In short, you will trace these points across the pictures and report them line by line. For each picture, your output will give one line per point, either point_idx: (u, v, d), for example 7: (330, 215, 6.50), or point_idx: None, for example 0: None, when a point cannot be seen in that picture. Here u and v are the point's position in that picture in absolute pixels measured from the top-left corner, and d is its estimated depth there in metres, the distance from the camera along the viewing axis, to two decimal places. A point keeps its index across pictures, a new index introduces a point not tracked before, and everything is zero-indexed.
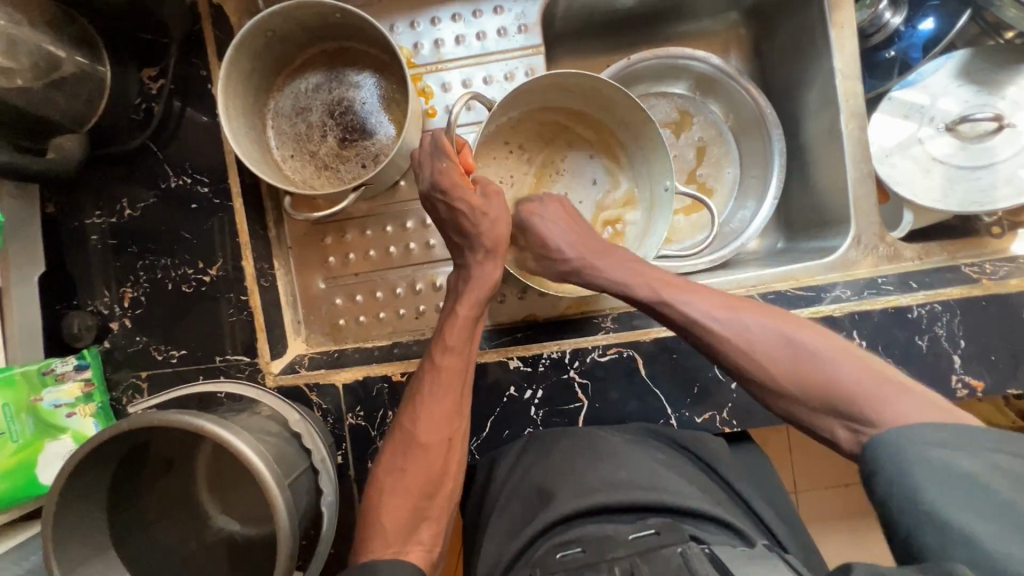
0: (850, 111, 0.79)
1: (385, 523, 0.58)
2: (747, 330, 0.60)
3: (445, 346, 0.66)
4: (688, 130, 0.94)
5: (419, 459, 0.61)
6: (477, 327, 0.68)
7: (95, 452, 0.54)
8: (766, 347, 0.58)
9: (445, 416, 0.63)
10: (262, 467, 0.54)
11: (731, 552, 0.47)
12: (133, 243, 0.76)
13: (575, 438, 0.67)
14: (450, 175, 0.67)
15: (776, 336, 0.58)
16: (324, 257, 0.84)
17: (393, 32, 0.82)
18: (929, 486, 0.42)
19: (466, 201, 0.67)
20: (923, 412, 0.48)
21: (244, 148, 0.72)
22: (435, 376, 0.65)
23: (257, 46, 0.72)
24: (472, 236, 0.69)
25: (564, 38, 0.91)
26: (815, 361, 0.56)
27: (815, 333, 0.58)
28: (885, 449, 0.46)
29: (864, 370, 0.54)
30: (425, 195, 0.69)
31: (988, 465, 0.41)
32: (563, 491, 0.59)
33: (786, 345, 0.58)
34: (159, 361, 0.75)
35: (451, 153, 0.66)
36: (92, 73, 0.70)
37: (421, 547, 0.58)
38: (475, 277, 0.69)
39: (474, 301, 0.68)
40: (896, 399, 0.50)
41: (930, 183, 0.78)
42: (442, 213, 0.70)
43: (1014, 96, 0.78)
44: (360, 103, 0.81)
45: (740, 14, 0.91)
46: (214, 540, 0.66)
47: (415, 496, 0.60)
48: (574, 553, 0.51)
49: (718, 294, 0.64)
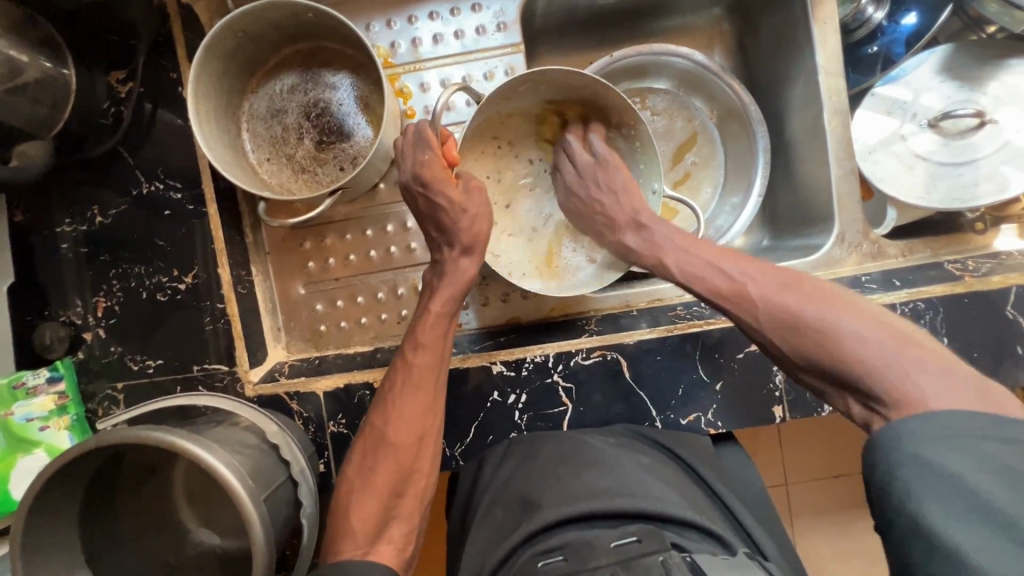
0: (833, 108, 0.78)
1: (355, 520, 0.57)
2: (775, 303, 0.56)
3: (417, 343, 0.65)
4: (686, 153, 0.93)
5: (390, 456, 0.60)
6: (450, 324, 0.67)
7: (60, 472, 0.53)
8: (771, 315, 0.56)
9: (417, 416, 0.62)
10: (233, 477, 0.53)
11: (713, 562, 0.47)
12: (104, 251, 0.74)
13: (562, 447, 0.65)
14: (431, 167, 0.65)
15: (783, 307, 0.56)
16: (303, 262, 0.82)
17: (370, 31, 0.80)
18: (924, 497, 0.40)
19: (446, 196, 0.66)
20: (943, 393, 0.45)
21: (215, 152, 0.70)
22: (407, 374, 0.64)
23: (227, 47, 0.70)
24: (454, 231, 0.68)
25: (547, 35, 0.90)
26: (835, 333, 0.52)
27: (831, 299, 0.54)
28: (880, 446, 0.45)
29: (885, 340, 0.50)
30: (405, 186, 0.67)
31: (973, 463, 0.40)
32: (546, 499, 0.58)
33: (793, 315, 0.55)
34: (134, 372, 0.74)
35: (434, 145, 0.65)
36: (56, 77, 0.67)
37: (391, 545, 0.56)
38: (451, 273, 0.68)
39: (449, 298, 0.67)
40: (912, 375, 0.47)
41: (913, 180, 0.78)
42: (422, 207, 0.68)
43: (997, 91, 0.78)
44: (336, 104, 0.79)
45: (723, 9, 0.90)
46: (194, 554, 0.64)
47: (384, 494, 0.59)
48: (556, 562, 0.50)
49: (742, 262, 0.62)
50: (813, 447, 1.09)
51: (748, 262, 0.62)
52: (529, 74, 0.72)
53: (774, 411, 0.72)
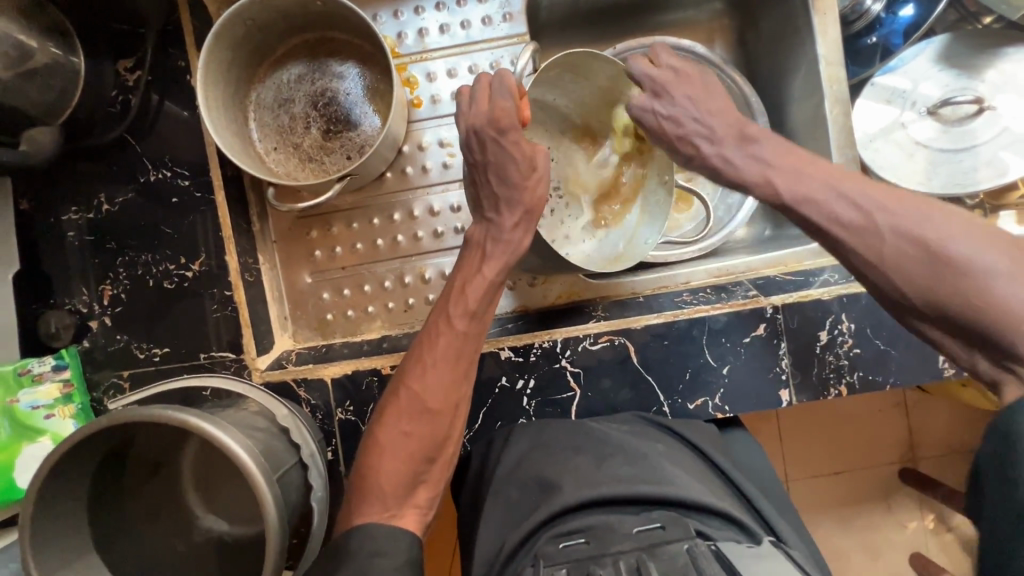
0: (835, 96, 0.79)
1: (385, 484, 0.57)
2: (910, 239, 0.50)
3: (465, 311, 0.64)
4: None
5: (427, 422, 0.60)
6: (496, 294, 0.66)
7: (71, 452, 0.53)
8: (920, 256, 0.49)
9: (455, 383, 0.62)
10: (249, 460, 0.52)
11: (738, 549, 0.47)
12: (111, 239, 0.74)
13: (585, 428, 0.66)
14: (508, 112, 0.65)
15: (937, 246, 0.49)
16: (310, 251, 0.83)
17: (377, 21, 0.81)
18: None
19: (519, 147, 0.66)
20: None
21: (224, 139, 0.71)
22: (451, 340, 0.63)
23: (236, 35, 0.70)
24: (519, 189, 0.66)
25: (550, 28, 0.91)
26: (980, 277, 0.46)
27: (999, 240, 0.48)
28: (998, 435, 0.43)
29: None
30: (475, 130, 0.66)
31: None
32: (567, 480, 0.58)
33: (948, 259, 0.48)
34: (141, 360, 0.73)
35: (514, 92, 0.66)
36: (65, 64, 0.67)
37: (417, 510, 0.57)
38: (506, 240, 0.67)
39: (501, 266, 0.66)
40: None
41: (913, 167, 0.79)
42: (490, 154, 0.66)
43: (994, 79, 0.79)
44: (344, 93, 0.79)
45: (724, 3, 0.92)
46: (204, 540, 0.64)
47: (416, 460, 0.58)
48: (578, 545, 0.50)
49: (877, 190, 0.53)
50: (818, 442, 1.10)
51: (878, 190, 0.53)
52: (560, 56, 0.72)
53: (780, 396, 0.72)
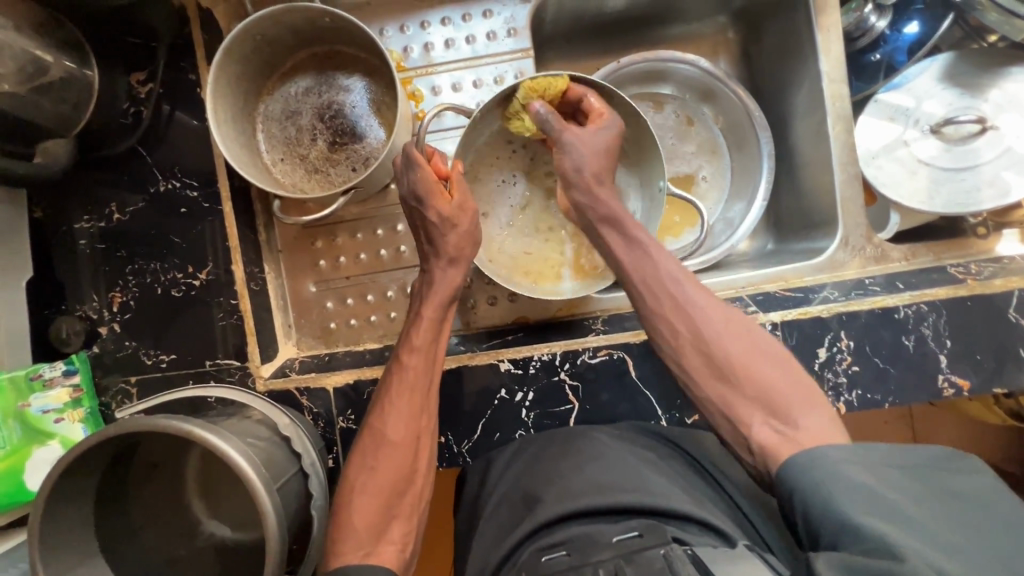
0: (837, 113, 0.79)
1: (356, 521, 0.58)
2: (719, 316, 0.61)
3: (411, 347, 0.67)
4: (698, 171, 0.95)
5: (389, 457, 0.61)
6: (442, 327, 0.69)
7: (80, 459, 0.54)
8: (721, 326, 0.61)
9: (412, 416, 0.63)
10: (247, 468, 0.54)
11: (715, 552, 0.47)
12: (122, 247, 0.75)
13: (561, 444, 0.66)
14: (423, 182, 0.67)
15: (731, 325, 0.61)
16: (314, 260, 0.84)
17: (383, 35, 0.82)
18: (840, 493, 0.43)
19: (438, 211, 0.68)
20: (833, 430, 0.52)
21: (232, 151, 0.72)
22: (401, 376, 0.65)
23: (245, 50, 0.72)
24: (439, 241, 0.69)
25: (555, 41, 0.91)
26: (761, 358, 0.58)
27: (769, 338, 0.60)
28: (795, 465, 0.48)
29: (798, 381, 0.56)
30: (403, 201, 0.70)
31: (881, 477, 0.44)
32: (548, 495, 0.60)
33: (737, 337, 0.60)
34: (148, 366, 0.75)
35: (422, 163, 0.66)
36: (80, 77, 0.70)
37: (392, 546, 0.58)
38: (438, 282, 0.70)
39: (440, 303, 0.69)
40: (812, 414, 0.53)
41: (916, 185, 0.79)
42: (417, 220, 0.71)
43: (999, 98, 0.79)
44: (349, 106, 0.81)
45: (728, 17, 0.92)
46: (204, 545, 0.66)
47: (385, 496, 0.60)
48: (559, 557, 0.51)
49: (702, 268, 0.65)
50: None
51: (689, 277, 0.65)
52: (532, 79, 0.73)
53: None
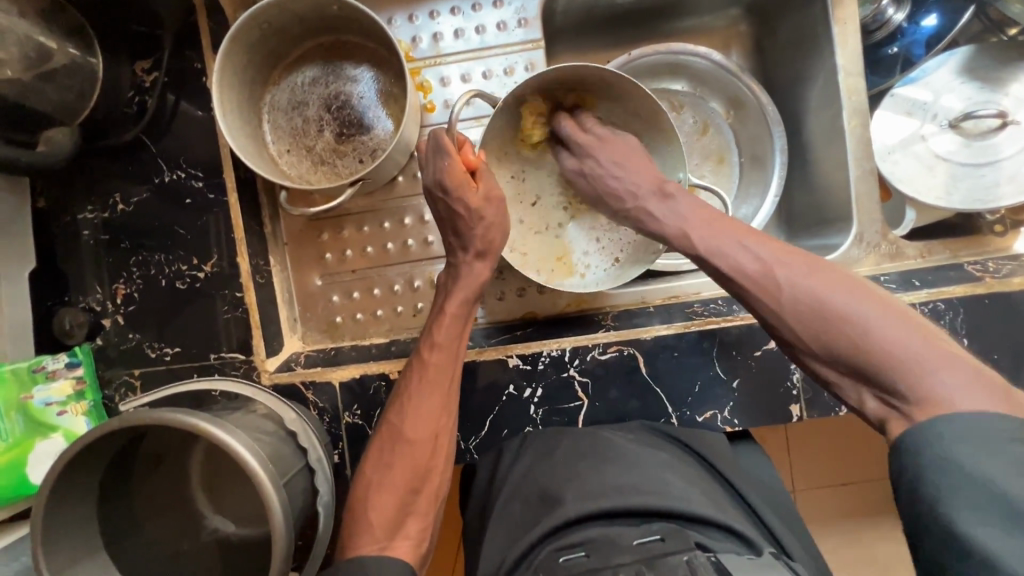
0: (854, 107, 0.78)
1: (373, 516, 0.57)
2: (796, 284, 0.55)
3: (434, 343, 0.66)
4: (708, 167, 0.93)
5: (407, 455, 0.61)
6: (466, 324, 0.68)
7: (84, 452, 0.53)
8: (801, 295, 0.54)
9: (433, 414, 0.63)
10: (256, 464, 0.53)
11: (739, 562, 0.46)
12: (125, 238, 0.74)
13: (586, 446, 0.64)
14: (452, 172, 0.66)
15: (816, 290, 0.53)
16: (321, 253, 0.83)
17: (392, 24, 0.81)
18: (946, 486, 0.40)
19: (464, 202, 0.67)
20: (969, 395, 0.44)
21: (238, 141, 0.71)
22: (422, 374, 0.64)
23: (251, 39, 0.70)
24: (467, 234, 0.69)
25: (565, 32, 0.90)
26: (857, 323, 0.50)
27: (871, 293, 0.52)
28: (905, 449, 0.44)
29: (917, 342, 0.48)
30: (428, 190, 0.69)
31: (1007, 463, 0.39)
32: (569, 494, 0.58)
33: (827, 303, 0.52)
34: (152, 359, 0.74)
35: (452, 151, 0.65)
36: (83, 65, 0.69)
37: (407, 542, 0.57)
38: (467, 275, 0.69)
39: (463, 300, 0.68)
40: (937, 377, 0.45)
41: (933, 180, 0.77)
42: (442, 210, 0.69)
43: (1019, 93, 0.78)
44: (357, 97, 0.80)
45: (741, 9, 0.90)
46: (209, 540, 0.65)
47: (400, 491, 0.59)
48: (577, 558, 0.50)
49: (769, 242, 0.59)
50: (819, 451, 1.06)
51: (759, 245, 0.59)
52: (548, 70, 0.71)
53: (791, 409, 0.71)
